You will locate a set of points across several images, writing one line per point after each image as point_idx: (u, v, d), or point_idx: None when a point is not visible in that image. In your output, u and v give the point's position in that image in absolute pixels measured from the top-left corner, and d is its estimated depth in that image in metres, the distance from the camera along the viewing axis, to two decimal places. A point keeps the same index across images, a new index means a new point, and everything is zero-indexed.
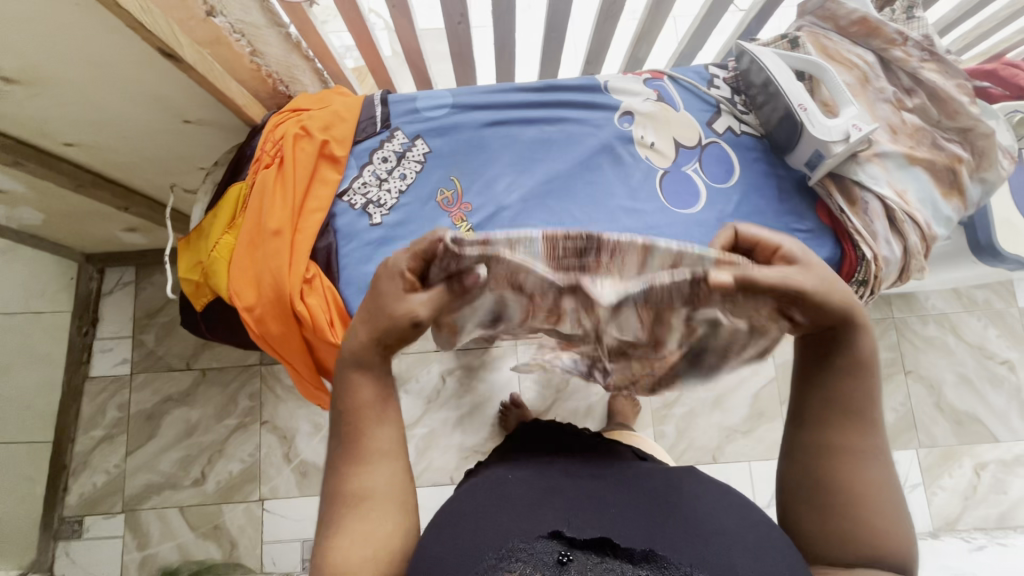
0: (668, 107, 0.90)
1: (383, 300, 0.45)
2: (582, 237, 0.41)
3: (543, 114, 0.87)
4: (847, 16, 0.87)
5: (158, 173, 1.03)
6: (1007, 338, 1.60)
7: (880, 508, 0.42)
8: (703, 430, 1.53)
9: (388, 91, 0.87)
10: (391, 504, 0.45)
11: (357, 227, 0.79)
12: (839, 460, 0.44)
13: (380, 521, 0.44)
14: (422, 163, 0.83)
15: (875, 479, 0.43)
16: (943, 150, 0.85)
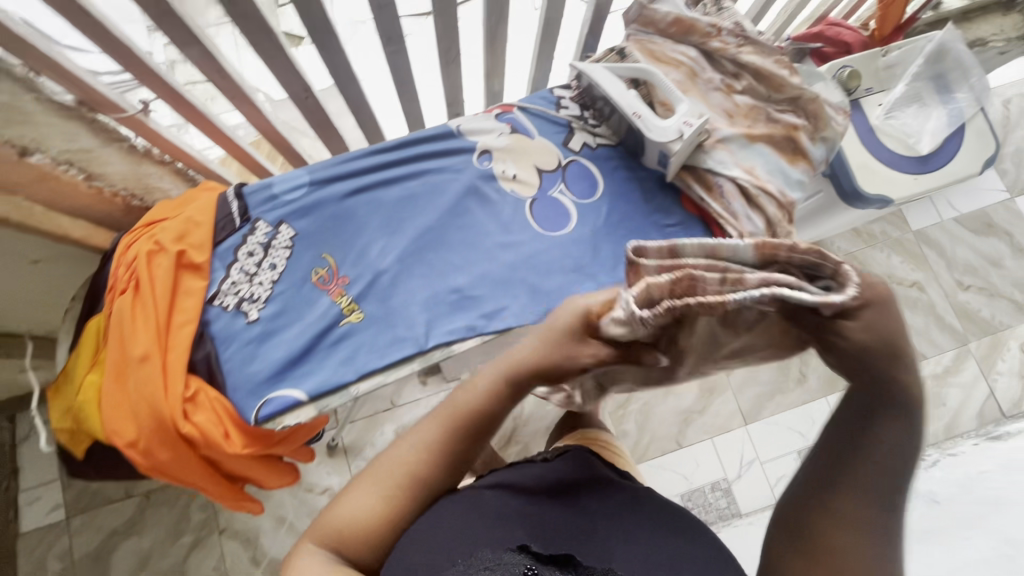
0: (522, 137, 0.92)
1: (565, 345, 0.47)
2: (814, 253, 0.36)
3: (403, 171, 0.88)
4: (663, 19, 0.92)
5: (32, 309, 0.97)
6: (908, 262, 1.72)
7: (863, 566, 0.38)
8: (662, 420, 1.61)
9: (242, 183, 0.85)
10: (440, 459, 0.49)
11: (233, 329, 0.77)
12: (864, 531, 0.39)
13: (426, 467, 0.49)
14: (290, 249, 0.82)
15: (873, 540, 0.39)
16: (779, 122, 0.91)
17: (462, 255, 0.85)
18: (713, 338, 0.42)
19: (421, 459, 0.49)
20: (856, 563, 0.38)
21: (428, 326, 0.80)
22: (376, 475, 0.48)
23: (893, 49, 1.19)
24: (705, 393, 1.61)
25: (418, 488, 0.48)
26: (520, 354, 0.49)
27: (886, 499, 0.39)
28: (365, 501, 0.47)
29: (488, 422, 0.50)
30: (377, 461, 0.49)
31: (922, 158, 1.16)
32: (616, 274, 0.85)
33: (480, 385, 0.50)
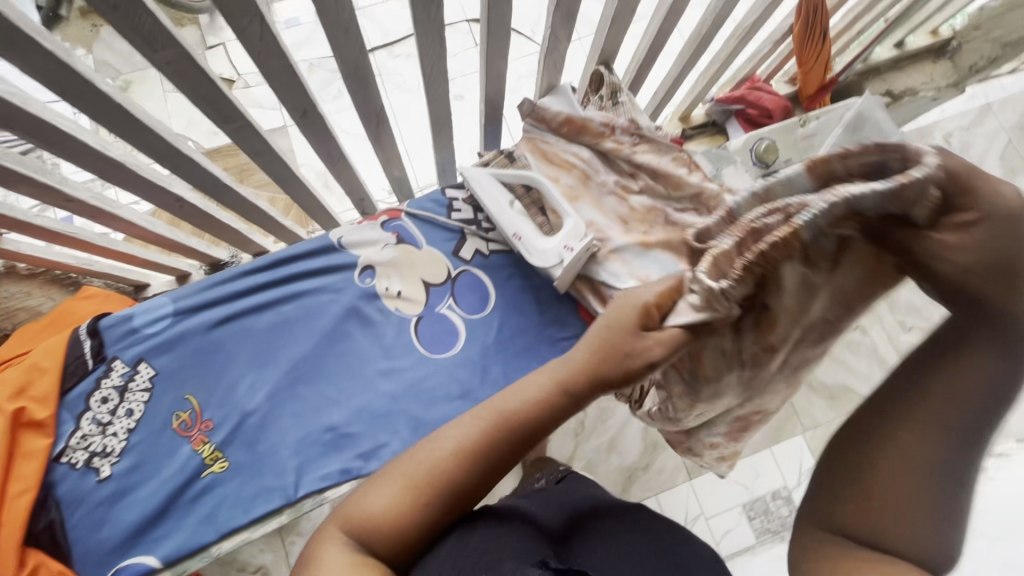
0: (409, 248, 0.87)
1: (621, 340, 0.43)
2: (876, 153, 0.34)
3: (276, 294, 0.82)
4: (554, 117, 0.87)
5: None
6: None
7: (917, 530, 0.36)
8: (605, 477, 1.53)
9: (98, 317, 0.78)
10: (468, 469, 0.43)
11: (83, 490, 0.71)
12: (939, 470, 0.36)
13: (454, 474, 0.43)
14: (150, 391, 0.76)
15: (927, 494, 0.36)
16: (678, 225, 0.80)
17: (340, 387, 0.79)
18: (808, 280, 0.41)
19: (457, 464, 0.43)
20: (898, 499, 0.36)
21: (299, 472, 0.75)
22: (406, 474, 0.44)
23: (811, 118, 1.15)
24: (648, 448, 1.55)
25: (439, 495, 0.43)
26: (580, 351, 0.45)
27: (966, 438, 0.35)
28: (392, 501, 0.43)
29: (539, 437, 0.45)
30: (408, 457, 0.45)
31: None
32: None
33: (532, 392, 0.45)
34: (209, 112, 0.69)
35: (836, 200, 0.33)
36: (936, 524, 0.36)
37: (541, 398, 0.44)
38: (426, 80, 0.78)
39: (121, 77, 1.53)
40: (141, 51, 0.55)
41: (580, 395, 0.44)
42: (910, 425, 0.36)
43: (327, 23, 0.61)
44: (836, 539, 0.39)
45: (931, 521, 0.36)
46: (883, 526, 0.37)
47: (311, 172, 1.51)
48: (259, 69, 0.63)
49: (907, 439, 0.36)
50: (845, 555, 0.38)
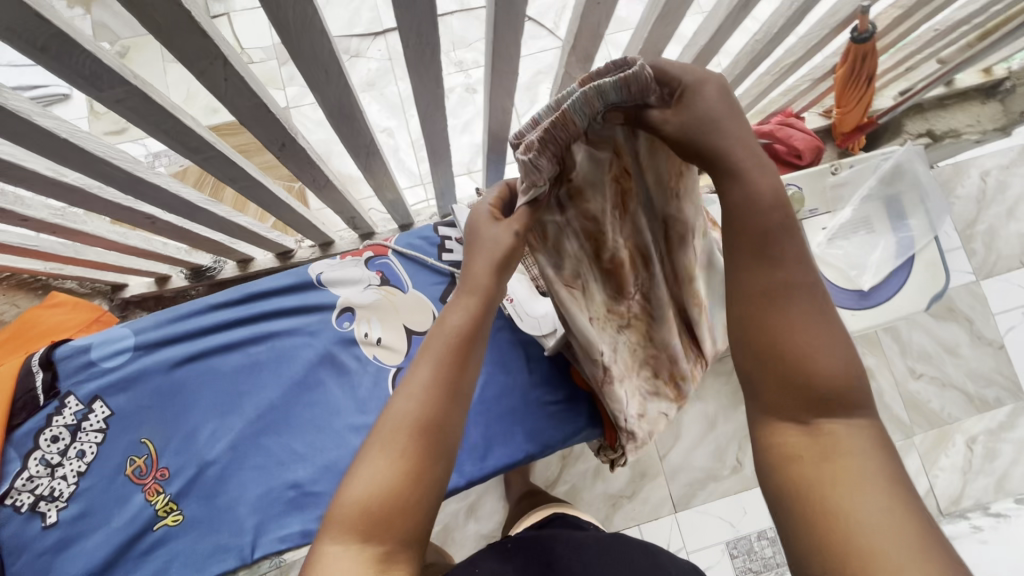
0: (394, 290, 0.80)
1: (479, 233, 0.50)
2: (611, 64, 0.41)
3: (246, 333, 0.76)
4: None
5: None
6: (861, 345, 1.50)
7: (819, 363, 0.39)
8: (589, 503, 1.40)
9: (54, 345, 0.73)
10: (434, 394, 0.44)
11: (26, 536, 0.67)
12: (779, 295, 0.40)
13: (417, 407, 0.44)
14: (104, 432, 0.71)
15: (799, 319, 0.40)
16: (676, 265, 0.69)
17: (306, 440, 0.74)
18: (594, 159, 0.49)
19: (425, 411, 0.44)
20: (796, 337, 0.39)
21: (257, 532, 0.70)
22: (376, 444, 0.43)
23: (844, 166, 1.07)
24: (636, 476, 1.42)
25: (426, 432, 0.43)
26: (472, 261, 0.49)
27: (777, 252, 0.41)
28: (375, 476, 0.42)
29: (481, 345, 0.48)
30: (373, 432, 0.44)
31: (862, 292, 1.04)
32: (482, 465, 0.77)
33: (454, 315, 0.48)
34: (174, 144, 0.61)
35: (586, 92, 0.40)
36: (828, 344, 0.39)
37: (465, 312, 0.47)
38: (422, 113, 0.70)
39: (118, 43, 1.43)
40: (84, 89, 0.48)
41: (494, 290, 0.49)
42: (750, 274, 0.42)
43: (304, 64, 0.54)
44: (775, 431, 0.41)
45: (823, 347, 0.39)
46: (806, 392, 0.39)
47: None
48: (226, 106, 0.56)
49: (761, 296, 0.41)
50: (797, 446, 0.39)
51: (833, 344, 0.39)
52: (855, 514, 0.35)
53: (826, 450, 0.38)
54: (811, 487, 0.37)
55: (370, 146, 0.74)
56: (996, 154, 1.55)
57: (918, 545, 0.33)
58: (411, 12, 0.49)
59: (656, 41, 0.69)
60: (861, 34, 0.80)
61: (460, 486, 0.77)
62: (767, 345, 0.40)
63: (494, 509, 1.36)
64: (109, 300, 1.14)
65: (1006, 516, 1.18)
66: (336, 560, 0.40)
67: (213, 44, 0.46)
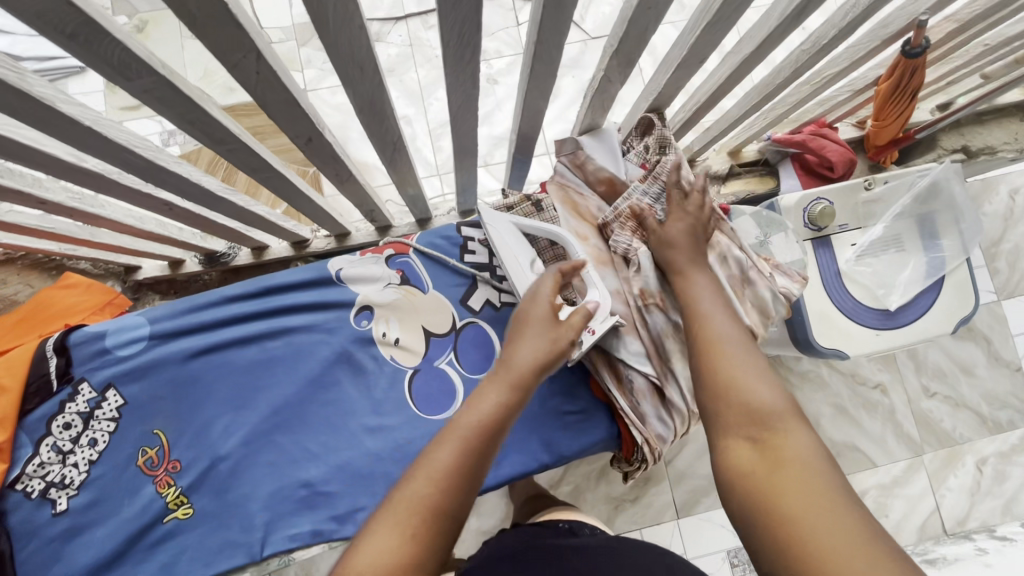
0: (414, 289, 0.79)
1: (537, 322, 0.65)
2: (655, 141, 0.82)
3: (263, 327, 0.75)
4: (595, 172, 0.82)
5: None
6: (877, 361, 1.47)
7: (754, 394, 0.50)
8: (592, 505, 1.40)
9: (69, 330, 0.72)
10: (445, 478, 0.49)
11: (36, 522, 0.67)
12: (707, 353, 0.56)
13: (420, 487, 0.49)
14: (117, 422, 0.70)
15: (730, 368, 0.53)
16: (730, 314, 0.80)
17: (320, 439, 0.73)
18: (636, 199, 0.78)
19: (435, 495, 0.48)
20: (724, 375, 0.53)
21: (267, 529, 0.70)
22: (389, 517, 0.46)
23: (878, 182, 1.03)
24: (639, 480, 1.41)
25: (434, 515, 0.47)
26: (515, 353, 0.62)
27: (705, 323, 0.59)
28: (384, 546, 0.45)
29: (500, 439, 0.55)
30: (386, 502, 0.48)
31: (888, 312, 1.01)
32: (497, 473, 0.76)
33: (486, 404, 0.56)
34: (199, 134, 0.60)
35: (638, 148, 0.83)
36: (759, 380, 0.51)
37: (495, 404, 0.56)
38: (452, 113, 0.68)
39: (137, 16, 1.39)
40: (111, 78, 0.46)
41: (526, 380, 0.60)
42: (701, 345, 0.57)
43: (337, 60, 0.51)
44: (731, 454, 0.48)
45: (756, 380, 0.51)
46: (751, 418, 0.48)
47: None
48: (256, 100, 0.54)
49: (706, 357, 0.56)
50: (747, 460, 0.46)
51: (761, 377, 0.51)
52: (793, 502, 0.41)
53: (771, 459, 0.45)
54: (762, 494, 0.43)
55: (396, 142, 0.72)
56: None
57: (841, 520, 0.39)
58: (454, 11, 0.47)
59: (701, 49, 0.66)
60: (913, 48, 0.77)
61: None
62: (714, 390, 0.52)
63: (496, 505, 1.35)
64: (122, 282, 1.13)
65: (1013, 539, 1.17)
66: None
67: (248, 38, 0.44)
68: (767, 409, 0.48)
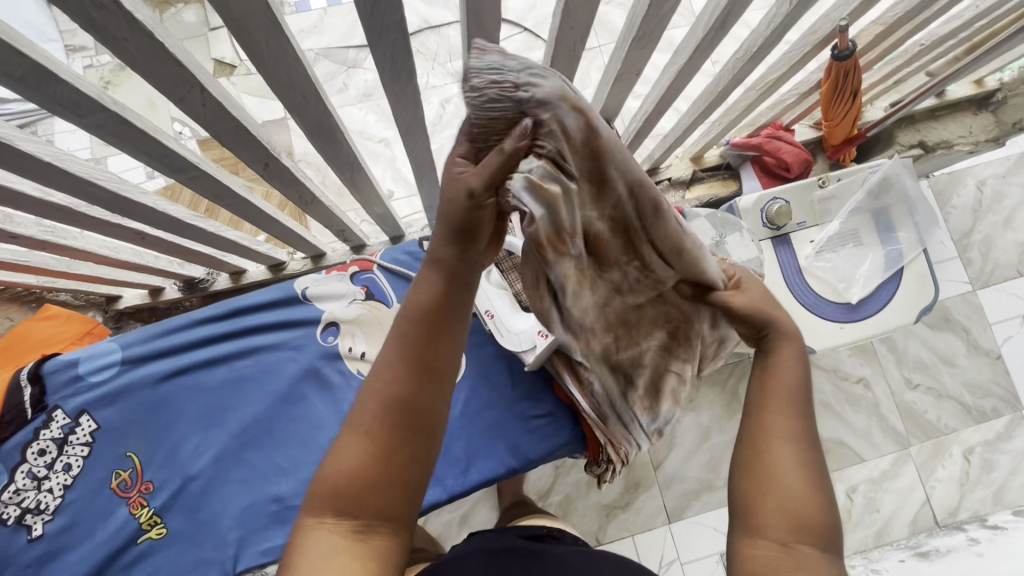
0: (378, 304, 0.81)
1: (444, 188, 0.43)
2: None
3: (232, 347, 0.78)
4: None
5: None
6: (857, 355, 1.49)
7: (804, 499, 0.43)
8: (583, 513, 1.40)
9: (42, 359, 0.75)
10: (401, 363, 0.44)
11: (12, 548, 0.68)
12: (783, 431, 0.46)
13: (380, 379, 0.44)
14: (90, 446, 0.72)
15: (800, 458, 0.44)
16: None
17: (290, 454, 0.75)
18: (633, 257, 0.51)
19: (395, 387, 0.43)
20: (788, 463, 0.44)
21: (239, 546, 0.71)
22: (350, 429, 0.43)
23: (831, 180, 1.08)
24: (629, 485, 1.41)
25: (399, 408, 0.43)
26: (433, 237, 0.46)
27: (795, 400, 0.47)
28: (348, 455, 0.42)
29: (446, 325, 0.46)
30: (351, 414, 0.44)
31: (851, 305, 1.04)
32: (465, 480, 0.77)
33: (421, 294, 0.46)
34: (159, 165, 0.63)
35: None
36: (816, 483, 0.44)
37: (434, 287, 0.46)
38: (402, 134, 0.71)
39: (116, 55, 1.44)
40: (65, 116, 0.50)
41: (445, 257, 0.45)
42: (759, 413, 0.48)
43: (279, 89, 0.55)
44: (755, 550, 0.42)
45: (809, 485, 0.43)
46: (788, 517, 0.42)
47: (306, 167, 1.40)
48: (207, 131, 0.57)
49: (761, 433, 0.46)
50: (772, 562, 0.41)
51: (822, 487, 0.44)
52: None
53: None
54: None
55: (351, 163, 0.76)
56: (994, 162, 1.53)
57: None
58: (383, 40, 0.50)
59: (634, 62, 0.69)
60: (841, 51, 0.81)
61: (441, 501, 0.77)
62: (765, 463, 0.45)
63: (486, 516, 1.35)
64: (104, 311, 1.16)
65: (1003, 528, 1.16)
66: (320, 536, 0.41)
67: (188, 73, 0.48)
68: (814, 520, 0.42)
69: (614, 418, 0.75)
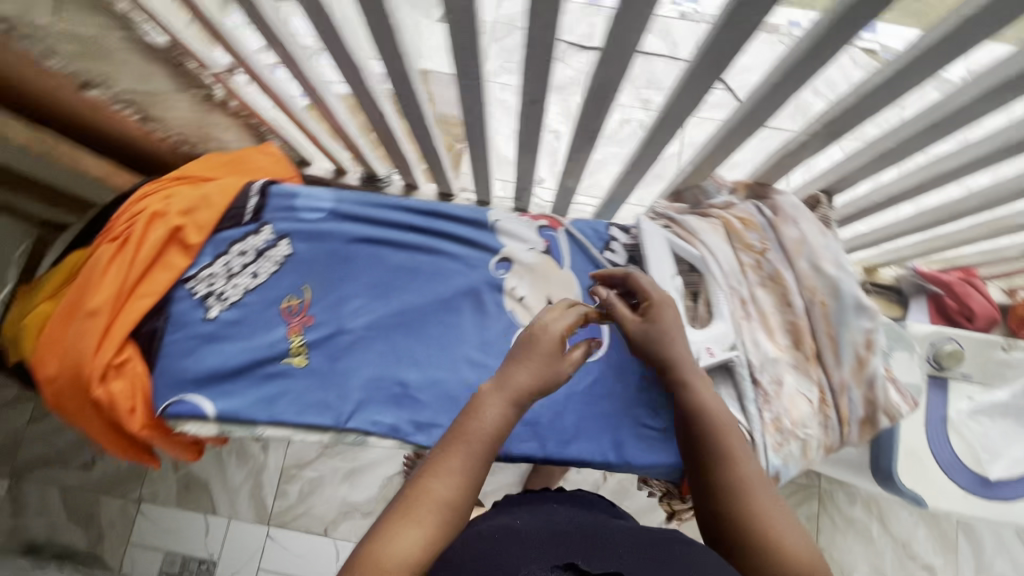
0: (552, 261, 0.86)
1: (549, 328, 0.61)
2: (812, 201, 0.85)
3: (419, 240, 0.85)
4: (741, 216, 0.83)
5: None
6: None
7: (784, 541, 0.53)
8: None
9: (272, 181, 0.85)
10: (453, 477, 0.51)
11: (189, 318, 0.78)
12: (742, 489, 0.57)
13: (434, 488, 0.51)
14: (279, 266, 0.81)
15: (763, 508, 0.56)
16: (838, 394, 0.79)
17: (428, 353, 0.80)
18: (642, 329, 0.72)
19: (449, 493, 0.51)
20: (756, 506, 0.56)
21: (356, 406, 0.77)
22: (409, 522, 0.48)
23: (1019, 348, 1.01)
24: None
25: (449, 511, 0.50)
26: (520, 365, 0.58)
27: (724, 453, 0.61)
28: (402, 542, 0.47)
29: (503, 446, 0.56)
30: (401, 508, 0.49)
31: (985, 479, 0.97)
32: (563, 449, 0.79)
33: (488, 417, 0.55)
34: None
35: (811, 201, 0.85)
36: (789, 525, 0.55)
37: (500, 412, 0.56)
38: (643, 140, 0.73)
39: None
40: None
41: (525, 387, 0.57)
42: (718, 482, 0.59)
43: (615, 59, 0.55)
44: None
45: (784, 527, 0.54)
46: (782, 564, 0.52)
47: None
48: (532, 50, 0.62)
49: (731, 493, 0.58)
50: None
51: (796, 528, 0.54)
52: None
53: None
54: None
55: (583, 146, 0.78)
56: None
57: None
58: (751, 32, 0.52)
59: None
60: None
61: (534, 457, 0.79)
62: (741, 515, 0.56)
63: None
64: None
65: None
66: None
67: None
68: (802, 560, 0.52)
69: None
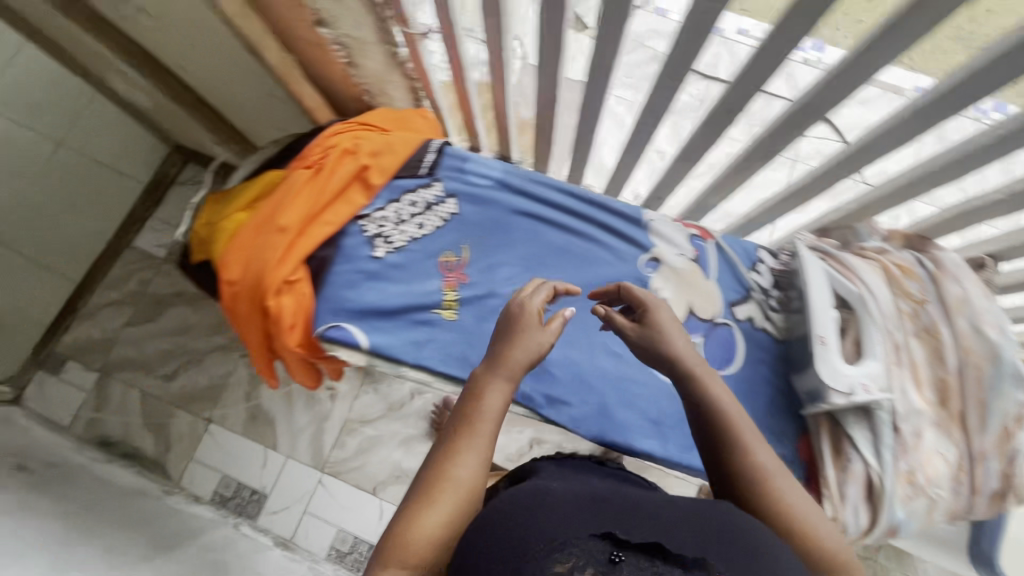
0: (699, 270, 0.87)
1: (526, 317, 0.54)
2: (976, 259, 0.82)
3: (575, 225, 0.88)
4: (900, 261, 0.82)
5: (266, 123, 1.09)
6: None
7: (818, 540, 0.49)
8: None
9: (449, 142, 0.89)
10: (472, 461, 0.45)
11: (357, 253, 0.82)
12: (764, 485, 0.50)
13: (458, 475, 0.44)
14: (444, 222, 0.86)
15: (793, 504, 0.50)
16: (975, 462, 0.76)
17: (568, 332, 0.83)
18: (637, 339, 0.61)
19: (472, 480, 0.44)
20: (788, 503, 0.50)
21: None
22: (437, 512, 0.42)
23: None
24: None
25: (475, 495, 0.44)
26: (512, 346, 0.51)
27: (737, 441, 0.52)
28: (435, 536, 0.42)
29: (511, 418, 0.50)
30: (421, 503, 0.43)
31: None
32: (686, 455, 0.79)
33: (492, 400, 0.48)
34: None
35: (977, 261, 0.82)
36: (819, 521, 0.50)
37: (506, 392, 0.49)
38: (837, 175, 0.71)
39: None
40: None
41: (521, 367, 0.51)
42: (734, 477, 0.51)
43: (841, 88, 0.55)
44: None
45: (813, 521, 0.50)
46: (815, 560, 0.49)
47: None
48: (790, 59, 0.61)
49: (757, 491, 0.50)
50: None
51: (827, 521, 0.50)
52: None
53: None
54: None
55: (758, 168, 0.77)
56: None
57: None
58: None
59: None
60: None
61: (656, 455, 0.79)
62: (774, 512, 0.50)
63: None
64: None
65: None
66: None
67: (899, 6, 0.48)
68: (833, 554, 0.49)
69: (849, 503, 0.76)
